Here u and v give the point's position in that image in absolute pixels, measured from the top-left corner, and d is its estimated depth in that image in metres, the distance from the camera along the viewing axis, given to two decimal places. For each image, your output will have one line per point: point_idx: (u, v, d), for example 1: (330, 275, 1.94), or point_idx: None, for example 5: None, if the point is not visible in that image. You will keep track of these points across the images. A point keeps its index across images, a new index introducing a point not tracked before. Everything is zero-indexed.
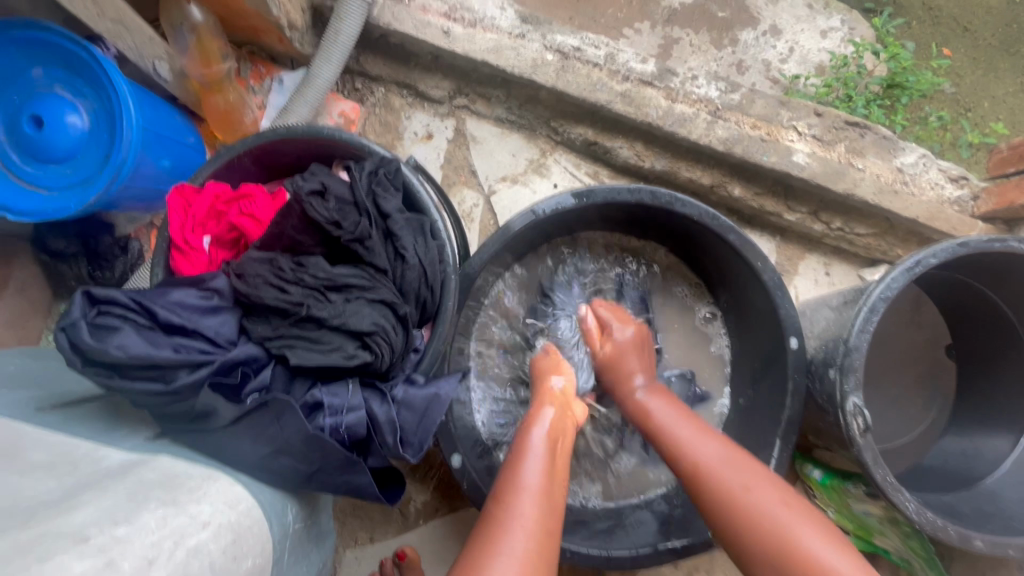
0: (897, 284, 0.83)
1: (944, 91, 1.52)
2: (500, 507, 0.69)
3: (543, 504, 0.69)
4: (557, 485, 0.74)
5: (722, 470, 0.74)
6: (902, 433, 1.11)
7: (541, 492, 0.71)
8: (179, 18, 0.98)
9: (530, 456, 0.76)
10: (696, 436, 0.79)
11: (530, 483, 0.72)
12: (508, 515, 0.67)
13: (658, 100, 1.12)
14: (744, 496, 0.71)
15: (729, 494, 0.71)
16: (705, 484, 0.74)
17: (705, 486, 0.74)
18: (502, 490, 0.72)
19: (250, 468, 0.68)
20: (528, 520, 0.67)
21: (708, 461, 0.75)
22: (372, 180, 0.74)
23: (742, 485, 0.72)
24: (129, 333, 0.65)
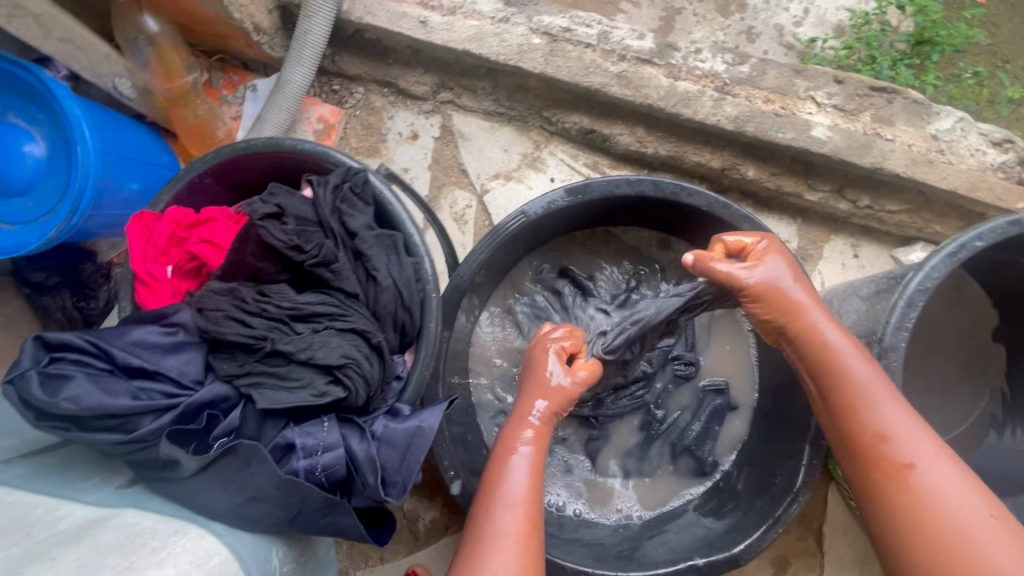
0: (937, 272, 0.73)
1: (981, 43, 1.38)
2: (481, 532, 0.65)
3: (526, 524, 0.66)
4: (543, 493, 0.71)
5: (948, 489, 0.61)
6: (948, 430, 1.00)
7: (526, 507, 0.67)
8: (134, 31, 0.93)
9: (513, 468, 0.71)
10: (921, 436, 0.65)
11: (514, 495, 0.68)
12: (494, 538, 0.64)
13: (658, 79, 1.02)
14: (936, 493, 0.62)
15: (937, 496, 0.62)
16: (906, 485, 0.63)
17: (907, 489, 0.63)
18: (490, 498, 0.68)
19: (226, 517, 0.63)
20: (506, 534, 0.65)
21: (926, 463, 0.63)
22: (336, 196, 0.67)
23: (961, 506, 0.61)
24: (82, 382, 0.60)
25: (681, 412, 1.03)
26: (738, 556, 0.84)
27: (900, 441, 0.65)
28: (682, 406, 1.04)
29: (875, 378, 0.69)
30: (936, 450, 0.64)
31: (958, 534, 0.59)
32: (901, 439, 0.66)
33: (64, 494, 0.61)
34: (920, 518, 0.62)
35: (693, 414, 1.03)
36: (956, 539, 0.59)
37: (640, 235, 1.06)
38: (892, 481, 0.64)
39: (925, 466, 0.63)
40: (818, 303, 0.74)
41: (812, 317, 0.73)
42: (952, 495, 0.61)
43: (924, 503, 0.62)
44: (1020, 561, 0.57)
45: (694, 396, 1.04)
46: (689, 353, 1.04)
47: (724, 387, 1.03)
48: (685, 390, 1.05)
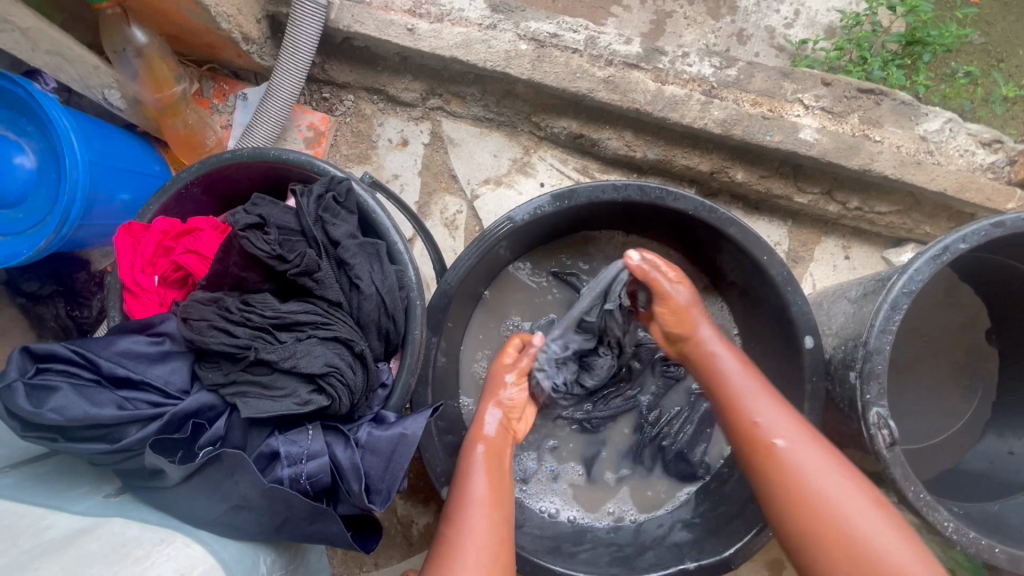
0: (921, 275, 0.73)
1: (972, 43, 1.38)
2: (451, 529, 0.71)
3: (490, 517, 0.72)
4: (503, 490, 0.78)
5: (813, 469, 0.68)
6: (939, 431, 1.00)
7: (486, 503, 0.74)
8: (122, 43, 0.93)
9: (473, 470, 0.77)
10: (785, 423, 0.72)
11: (475, 495, 0.74)
12: (462, 533, 0.70)
13: (646, 83, 1.02)
14: (820, 486, 0.67)
15: (806, 482, 0.68)
16: (777, 466, 0.70)
17: (778, 472, 0.70)
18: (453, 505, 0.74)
19: (212, 525, 0.63)
20: (475, 531, 0.70)
21: (794, 449, 0.70)
22: (320, 205, 0.68)
23: (838, 492, 0.66)
24: (67, 393, 0.60)
25: (673, 415, 1.03)
26: (728, 560, 0.84)
27: (767, 428, 0.72)
28: (673, 412, 1.03)
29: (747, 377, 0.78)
30: (806, 439, 0.71)
31: (825, 505, 0.66)
32: (772, 430, 0.72)
33: (51, 504, 0.61)
34: (794, 496, 0.68)
35: (684, 417, 1.03)
36: (846, 531, 0.64)
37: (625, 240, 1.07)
38: (767, 468, 0.71)
39: (793, 453, 0.70)
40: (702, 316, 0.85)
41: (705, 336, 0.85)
42: (816, 471, 0.68)
43: (796, 484, 0.68)
44: (874, 515, 0.65)
45: (685, 400, 1.04)
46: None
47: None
48: (675, 393, 1.04)
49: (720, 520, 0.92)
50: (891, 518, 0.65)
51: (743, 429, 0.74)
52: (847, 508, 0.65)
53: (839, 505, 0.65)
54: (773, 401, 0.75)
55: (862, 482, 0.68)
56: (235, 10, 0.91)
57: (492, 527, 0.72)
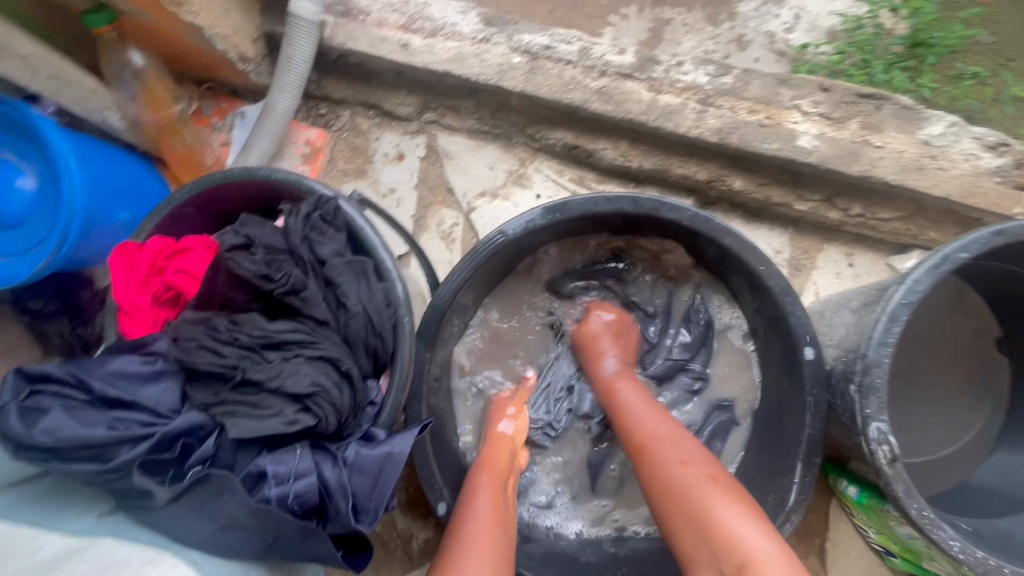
0: (920, 286, 0.71)
1: (980, 42, 1.35)
2: (455, 543, 0.72)
3: (493, 540, 0.72)
4: (506, 510, 0.79)
5: (700, 492, 0.69)
6: (948, 443, 0.97)
7: (492, 521, 0.75)
8: (120, 65, 0.95)
9: (479, 494, 0.79)
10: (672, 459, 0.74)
11: (480, 511, 0.76)
12: (463, 549, 0.71)
13: (640, 93, 1.02)
14: (681, 474, 0.72)
15: (666, 474, 0.73)
16: (648, 463, 0.76)
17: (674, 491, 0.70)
18: (456, 525, 0.75)
19: (202, 545, 0.63)
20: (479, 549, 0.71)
21: (657, 445, 0.77)
22: (308, 225, 0.68)
23: (700, 489, 0.69)
24: (59, 414, 0.61)
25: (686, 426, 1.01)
26: None
27: (642, 431, 0.80)
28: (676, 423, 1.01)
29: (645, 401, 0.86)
30: (670, 438, 0.78)
31: (693, 497, 0.68)
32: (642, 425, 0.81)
33: (43, 525, 0.62)
34: (691, 511, 0.68)
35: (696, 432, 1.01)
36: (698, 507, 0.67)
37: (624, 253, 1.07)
38: (665, 493, 0.71)
39: (658, 444, 0.77)
40: (627, 373, 0.93)
41: (608, 368, 0.94)
42: (712, 499, 0.67)
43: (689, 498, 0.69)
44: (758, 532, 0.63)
45: (685, 414, 1.03)
46: (703, 368, 1.03)
47: (730, 404, 1.01)
48: (678, 404, 1.03)
49: None
50: (779, 540, 0.63)
51: (647, 466, 0.76)
52: (744, 543, 0.62)
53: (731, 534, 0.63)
54: (646, 404, 0.85)
55: (756, 512, 0.66)
56: (230, 31, 0.93)
57: (494, 545, 0.72)
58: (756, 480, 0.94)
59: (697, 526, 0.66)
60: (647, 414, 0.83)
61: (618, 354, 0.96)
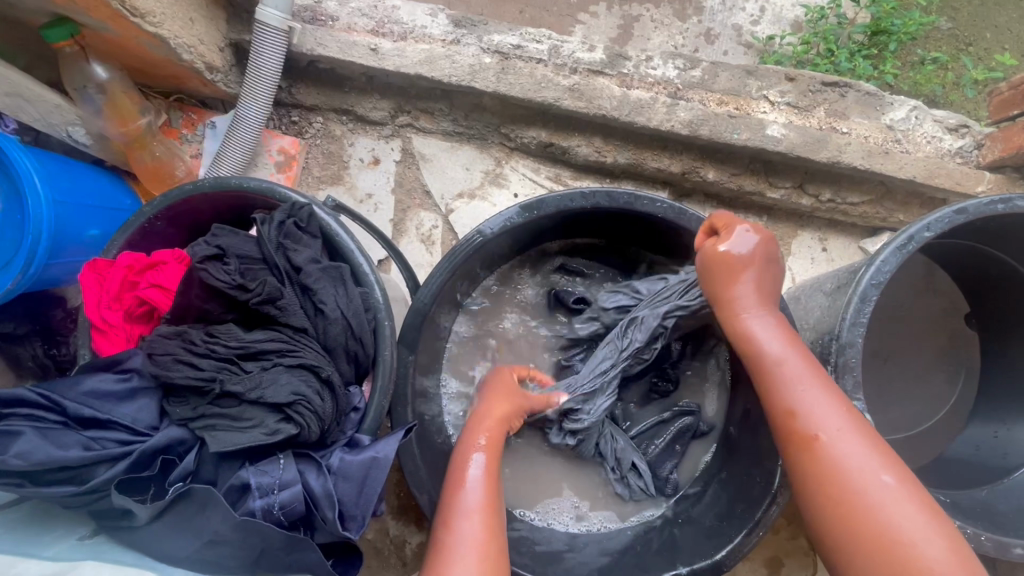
0: (888, 266, 0.73)
1: (941, 28, 1.38)
2: (446, 535, 0.68)
3: (483, 531, 0.68)
4: (498, 492, 0.74)
5: (852, 454, 0.61)
6: (925, 418, 1.00)
7: (485, 512, 0.70)
8: (82, 80, 0.93)
9: (467, 482, 0.73)
10: (829, 409, 0.64)
11: (470, 506, 0.70)
12: (455, 541, 0.67)
13: (611, 89, 1.03)
14: (861, 477, 0.60)
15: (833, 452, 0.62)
16: (822, 465, 0.62)
17: (824, 470, 0.62)
18: (445, 513, 0.71)
19: (188, 562, 0.62)
20: (470, 541, 0.67)
21: (831, 435, 0.62)
22: (281, 232, 0.68)
23: (862, 473, 0.60)
24: (31, 437, 0.60)
25: (646, 427, 1.00)
26: (720, 563, 0.82)
27: (790, 396, 0.65)
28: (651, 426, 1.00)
29: (791, 352, 0.68)
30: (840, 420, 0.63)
31: (853, 476, 0.60)
32: (812, 417, 0.64)
33: (21, 551, 0.60)
34: (827, 493, 0.61)
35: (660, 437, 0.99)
36: (869, 512, 0.59)
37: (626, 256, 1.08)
38: (806, 455, 0.63)
39: (830, 438, 0.62)
40: (756, 287, 0.71)
41: (733, 300, 0.71)
42: (857, 460, 0.61)
43: (831, 481, 0.61)
44: (919, 517, 0.58)
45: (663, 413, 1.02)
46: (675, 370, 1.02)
47: (692, 410, 1.00)
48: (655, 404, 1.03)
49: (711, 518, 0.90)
50: (945, 528, 0.57)
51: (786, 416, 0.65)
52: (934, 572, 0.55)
53: (882, 517, 0.58)
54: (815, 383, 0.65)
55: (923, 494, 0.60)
56: (196, 41, 0.92)
57: (491, 538, 0.68)
58: None
59: (864, 515, 0.59)
60: (808, 387, 0.65)
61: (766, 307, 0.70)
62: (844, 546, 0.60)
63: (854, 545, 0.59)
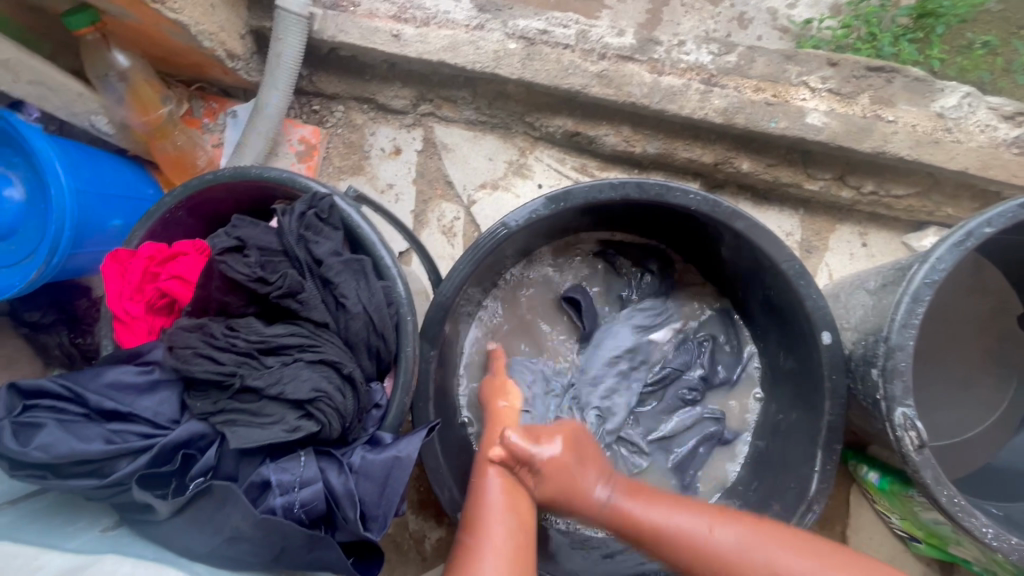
0: (943, 264, 0.68)
1: (993, 10, 1.29)
2: (472, 535, 0.68)
3: (508, 528, 0.68)
4: (521, 492, 0.74)
5: (740, 558, 0.65)
6: (972, 424, 0.94)
7: (505, 508, 0.70)
8: (104, 67, 0.92)
9: (489, 482, 0.74)
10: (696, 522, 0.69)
11: (492, 504, 0.71)
12: (480, 541, 0.67)
13: (641, 75, 0.98)
14: (767, 570, 0.64)
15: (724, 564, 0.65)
16: (715, 569, 0.66)
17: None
18: (469, 515, 0.71)
19: (210, 558, 0.61)
20: (497, 541, 0.67)
21: (699, 539, 0.67)
22: (302, 224, 0.66)
23: (756, 568, 0.64)
24: (51, 430, 0.59)
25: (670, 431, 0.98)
26: None
27: (654, 525, 0.69)
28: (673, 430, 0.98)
29: (623, 500, 0.72)
30: (718, 527, 0.68)
31: (740, 562, 0.65)
32: (681, 530, 0.68)
33: (45, 543, 0.59)
34: None
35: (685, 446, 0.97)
36: None
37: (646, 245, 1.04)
38: (705, 570, 0.66)
39: (705, 539, 0.67)
40: (569, 458, 0.73)
41: (563, 476, 0.72)
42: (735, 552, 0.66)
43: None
44: None
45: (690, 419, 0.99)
46: (707, 369, 1.00)
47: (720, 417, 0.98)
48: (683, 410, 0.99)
49: None
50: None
51: (667, 546, 0.68)
52: None
53: None
54: (663, 504, 0.72)
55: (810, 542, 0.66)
56: (217, 28, 0.90)
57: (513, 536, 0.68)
58: (774, 468, 0.91)
59: None
60: (658, 509, 0.70)
61: (601, 476, 0.74)
62: None
63: None
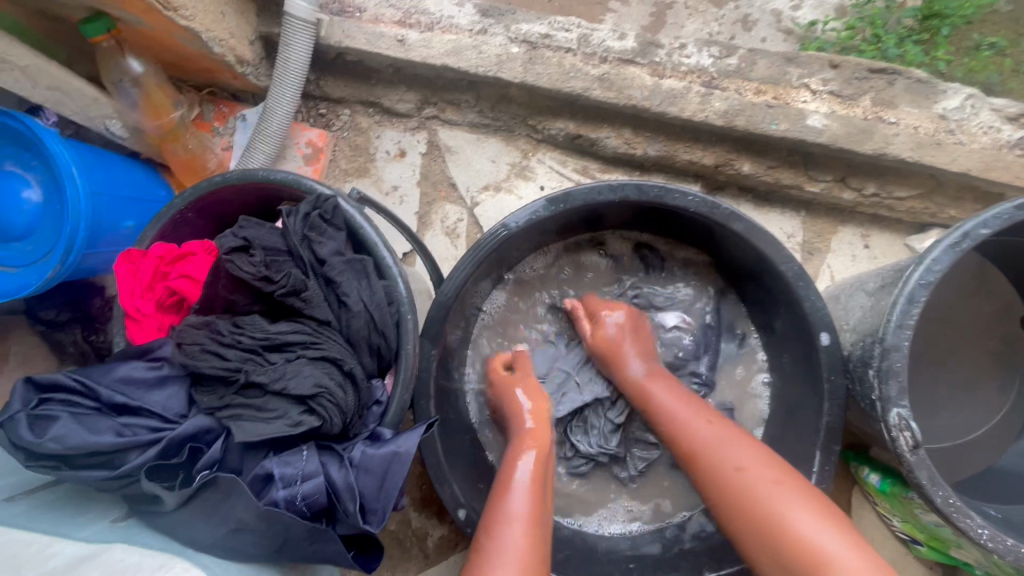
0: (939, 266, 0.68)
1: (1001, 10, 1.28)
2: (487, 545, 0.66)
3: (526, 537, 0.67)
4: (540, 506, 0.72)
5: (722, 451, 0.72)
6: (972, 427, 0.93)
7: (526, 520, 0.69)
8: (118, 72, 0.94)
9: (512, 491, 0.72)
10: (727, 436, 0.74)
11: (514, 515, 0.69)
12: (496, 551, 0.65)
13: (642, 78, 0.99)
14: (736, 474, 0.69)
15: (708, 451, 0.73)
16: (701, 462, 0.73)
17: (703, 466, 0.73)
18: (485, 524, 0.69)
19: (214, 547, 0.63)
20: (513, 548, 0.65)
21: (693, 426, 0.77)
22: (306, 224, 0.68)
23: (730, 463, 0.71)
24: (65, 422, 0.61)
25: None
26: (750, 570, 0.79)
27: (667, 408, 0.81)
28: None
29: (675, 398, 0.81)
30: (713, 424, 0.76)
31: (714, 457, 0.72)
32: (683, 420, 0.78)
33: (58, 531, 0.61)
34: (726, 502, 0.69)
35: None
36: (748, 500, 0.66)
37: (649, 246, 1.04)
38: (692, 460, 0.74)
39: (694, 432, 0.76)
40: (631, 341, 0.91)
41: (614, 351, 0.90)
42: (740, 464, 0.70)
43: (717, 478, 0.70)
44: (786, 493, 0.65)
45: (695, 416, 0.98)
46: (710, 373, 0.99)
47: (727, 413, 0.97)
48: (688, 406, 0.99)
49: None
50: (823, 512, 0.63)
51: (678, 434, 0.77)
52: (811, 537, 0.60)
53: (757, 499, 0.66)
54: (678, 393, 0.82)
55: (777, 464, 0.70)
56: (226, 34, 0.93)
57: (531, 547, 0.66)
58: None
59: (763, 522, 0.64)
60: (676, 401, 0.81)
61: (642, 356, 0.89)
62: (759, 555, 0.64)
63: (757, 533, 0.64)
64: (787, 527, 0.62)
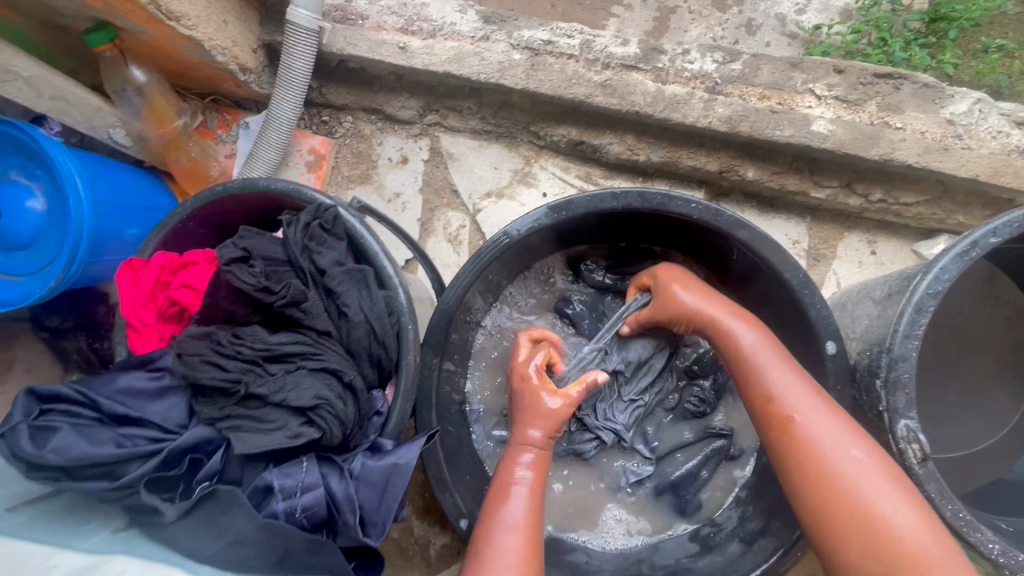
0: (947, 274, 0.67)
1: (1010, 13, 1.27)
2: (483, 548, 0.66)
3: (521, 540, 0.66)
4: (541, 511, 0.71)
5: (829, 432, 0.65)
6: (979, 439, 0.92)
7: (524, 526, 0.67)
8: (122, 82, 0.95)
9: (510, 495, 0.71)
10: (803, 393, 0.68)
11: (512, 520, 0.68)
12: (493, 557, 0.64)
13: (645, 84, 0.99)
14: (844, 458, 0.63)
15: (816, 430, 0.65)
16: (799, 437, 0.66)
17: (800, 442, 0.65)
18: (482, 525, 0.69)
19: (215, 560, 0.63)
20: (508, 553, 0.65)
21: (799, 399, 0.67)
22: (306, 234, 0.68)
23: (832, 443, 0.64)
24: (66, 433, 0.61)
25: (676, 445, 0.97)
26: None
27: (758, 362, 0.71)
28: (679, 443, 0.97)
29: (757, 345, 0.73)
30: (811, 395, 0.68)
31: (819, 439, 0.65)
32: (785, 388, 0.68)
33: (59, 542, 0.61)
34: (818, 479, 0.63)
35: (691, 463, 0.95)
36: (851, 490, 0.61)
37: (655, 255, 1.04)
38: (785, 436, 0.67)
39: (799, 406, 0.67)
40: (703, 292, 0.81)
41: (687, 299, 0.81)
42: (830, 441, 0.64)
43: (808, 454, 0.64)
44: (892, 489, 0.60)
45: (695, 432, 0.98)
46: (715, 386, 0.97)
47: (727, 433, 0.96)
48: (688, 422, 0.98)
49: (750, 534, 0.85)
50: (917, 502, 0.60)
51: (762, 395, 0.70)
52: (922, 546, 0.57)
53: (857, 489, 0.61)
54: (769, 346, 0.73)
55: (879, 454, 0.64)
56: (229, 43, 0.93)
57: (529, 554, 0.65)
58: None
59: (861, 518, 0.60)
60: (768, 357, 0.72)
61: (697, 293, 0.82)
62: (843, 548, 0.60)
63: (843, 522, 0.61)
64: (891, 529, 0.58)
